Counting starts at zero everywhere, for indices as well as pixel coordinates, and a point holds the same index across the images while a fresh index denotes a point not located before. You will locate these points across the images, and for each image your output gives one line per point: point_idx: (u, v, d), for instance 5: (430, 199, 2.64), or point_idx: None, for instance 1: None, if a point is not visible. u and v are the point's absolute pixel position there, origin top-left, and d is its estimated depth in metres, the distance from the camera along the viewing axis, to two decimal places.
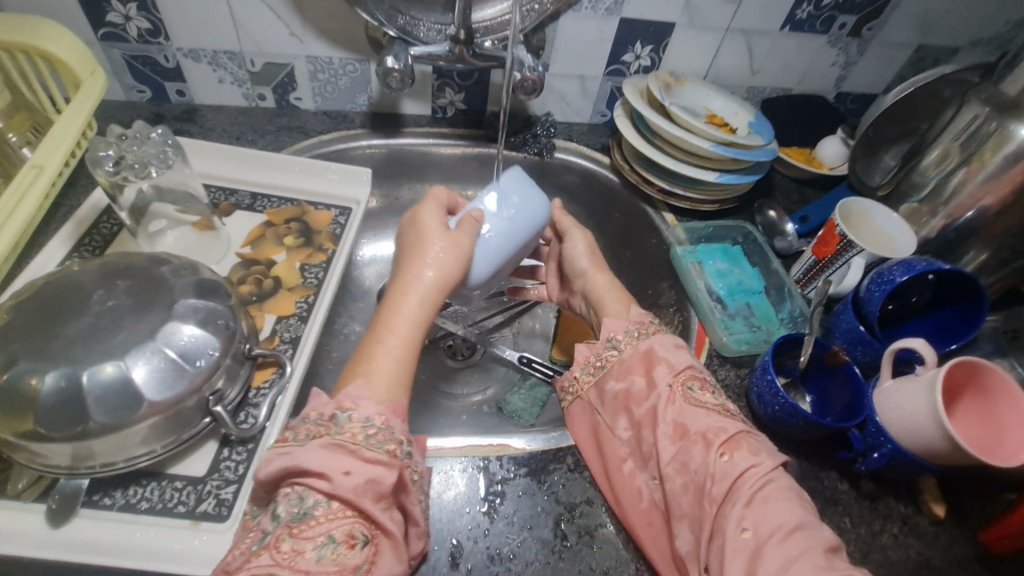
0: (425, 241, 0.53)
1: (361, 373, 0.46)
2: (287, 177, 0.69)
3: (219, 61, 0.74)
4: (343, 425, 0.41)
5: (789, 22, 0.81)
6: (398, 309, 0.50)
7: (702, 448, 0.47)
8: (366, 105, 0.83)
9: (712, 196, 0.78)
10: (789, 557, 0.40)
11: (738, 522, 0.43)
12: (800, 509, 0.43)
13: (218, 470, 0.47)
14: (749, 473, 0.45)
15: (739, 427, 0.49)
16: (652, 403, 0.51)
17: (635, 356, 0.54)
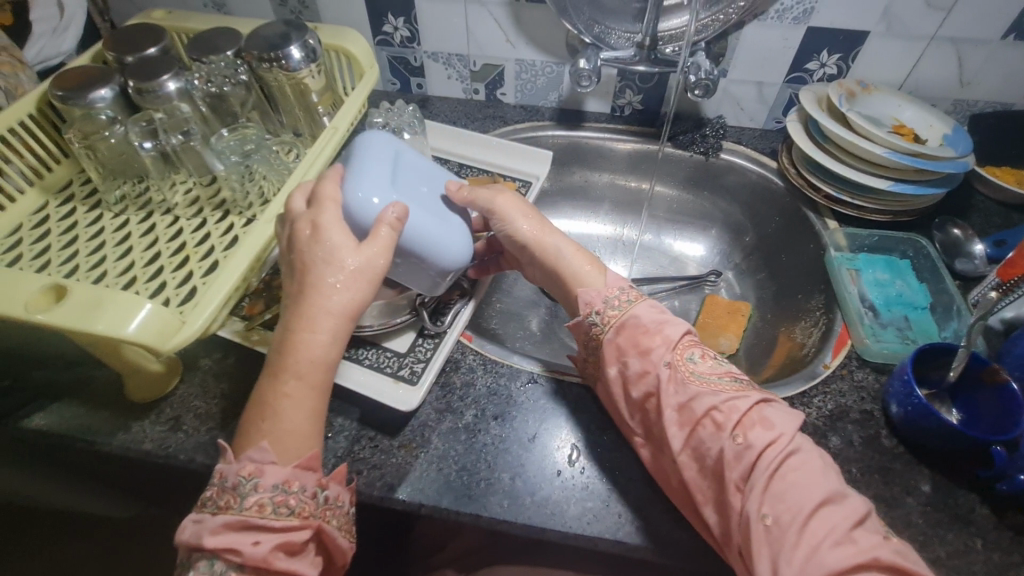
0: (322, 264, 0.51)
1: (266, 430, 0.49)
2: (487, 154, 0.86)
3: (451, 62, 0.95)
4: (248, 499, 0.46)
5: (1014, 29, 0.75)
6: (304, 343, 0.50)
7: (712, 431, 0.48)
8: (556, 102, 0.97)
9: (886, 207, 0.76)
10: (820, 541, 0.42)
11: (759, 506, 0.44)
12: (829, 483, 0.45)
13: (414, 351, 0.64)
14: (767, 451, 0.46)
15: (747, 400, 0.50)
16: (654, 386, 0.52)
17: (623, 336, 0.56)
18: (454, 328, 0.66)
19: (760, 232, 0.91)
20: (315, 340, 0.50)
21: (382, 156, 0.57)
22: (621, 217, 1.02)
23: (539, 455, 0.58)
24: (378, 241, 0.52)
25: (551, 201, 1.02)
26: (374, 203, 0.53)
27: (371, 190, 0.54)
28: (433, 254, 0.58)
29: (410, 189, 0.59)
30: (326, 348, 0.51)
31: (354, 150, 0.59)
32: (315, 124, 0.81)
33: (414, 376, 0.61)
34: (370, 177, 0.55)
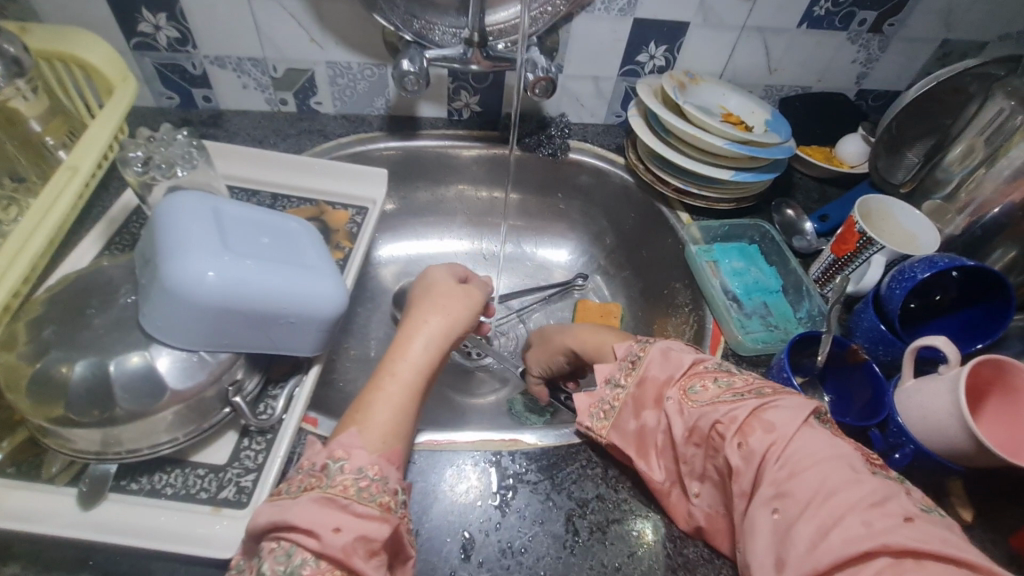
0: (434, 295, 0.58)
1: (357, 421, 0.45)
2: (306, 178, 0.71)
3: (243, 67, 0.77)
4: (333, 477, 0.40)
5: (806, 19, 0.80)
6: (405, 354, 0.51)
7: (719, 450, 0.43)
8: (384, 108, 0.84)
9: (729, 195, 0.77)
10: (825, 525, 0.36)
11: (767, 505, 0.39)
12: (834, 472, 0.38)
13: (239, 459, 0.48)
14: (769, 453, 0.40)
15: (748, 405, 0.43)
16: (666, 425, 0.47)
17: (640, 387, 0.50)
18: (290, 416, 0.51)
19: (618, 230, 0.89)
20: (415, 356, 0.51)
21: (192, 221, 0.46)
22: (476, 232, 0.95)
23: (434, 566, 0.46)
24: (476, 291, 0.60)
25: (397, 221, 0.93)
26: (212, 278, 0.43)
27: (207, 260, 0.43)
28: (301, 315, 0.48)
29: (246, 246, 0.47)
30: (422, 365, 0.51)
31: (159, 217, 0.46)
32: (45, 163, 0.59)
33: (242, 496, 0.46)
34: (186, 248, 0.43)
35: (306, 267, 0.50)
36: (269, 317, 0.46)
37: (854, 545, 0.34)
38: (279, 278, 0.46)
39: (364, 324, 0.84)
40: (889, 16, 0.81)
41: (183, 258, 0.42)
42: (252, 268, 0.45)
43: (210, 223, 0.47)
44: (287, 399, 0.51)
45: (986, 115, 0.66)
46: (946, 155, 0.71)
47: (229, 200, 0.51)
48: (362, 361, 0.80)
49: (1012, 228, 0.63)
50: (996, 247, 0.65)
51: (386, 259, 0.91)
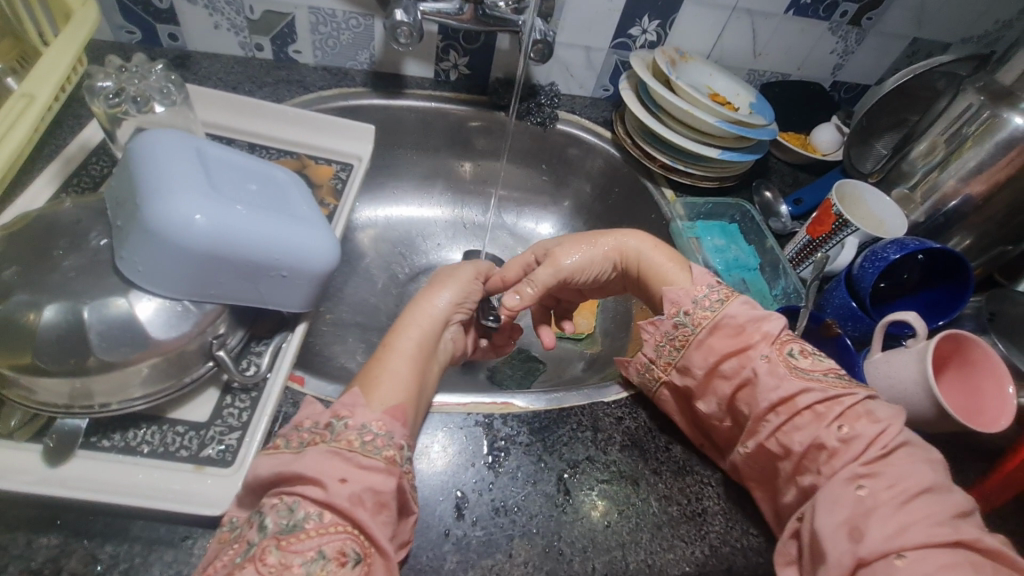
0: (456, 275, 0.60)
1: (364, 385, 0.47)
2: (286, 130, 0.67)
3: (216, 4, 0.71)
4: (338, 433, 0.42)
5: (793, 5, 0.82)
6: (399, 329, 0.53)
7: (813, 421, 0.45)
8: (367, 63, 0.80)
9: (713, 173, 0.79)
10: (909, 519, 0.38)
11: (855, 480, 0.41)
12: (930, 471, 0.41)
13: (222, 416, 0.46)
14: (875, 440, 0.43)
15: (854, 394, 0.46)
16: (750, 374, 0.48)
17: (724, 335, 0.50)
18: (276, 373, 0.49)
19: (601, 204, 0.89)
20: (411, 330, 0.54)
21: (176, 160, 0.42)
22: (457, 200, 0.93)
23: (427, 526, 0.46)
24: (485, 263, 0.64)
25: (376, 183, 0.90)
26: (201, 222, 0.40)
27: (195, 202, 0.40)
28: (293, 268, 0.45)
29: (234, 190, 0.44)
30: (420, 338, 0.53)
31: (137, 152, 0.42)
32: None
33: (226, 455, 0.44)
34: (171, 187, 0.40)
35: (299, 219, 0.47)
36: (259, 269, 0.44)
37: (943, 535, 0.37)
38: (274, 226, 0.44)
39: (341, 288, 0.81)
40: (869, 10, 0.84)
41: (169, 198, 0.39)
42: (242, 213, 0.42)
43: (196, 164, 0.43)
44: (273, 356, 0.49)
45: (954, 110, 0.66)
46: (912, 148, 0.71)
47: (213, 142, 0.47)
48: (339, 325, 0.77)
49: (971, 218, 0.67)
50: (954, 235, 0.69)
51: (363, 222, 0.88)
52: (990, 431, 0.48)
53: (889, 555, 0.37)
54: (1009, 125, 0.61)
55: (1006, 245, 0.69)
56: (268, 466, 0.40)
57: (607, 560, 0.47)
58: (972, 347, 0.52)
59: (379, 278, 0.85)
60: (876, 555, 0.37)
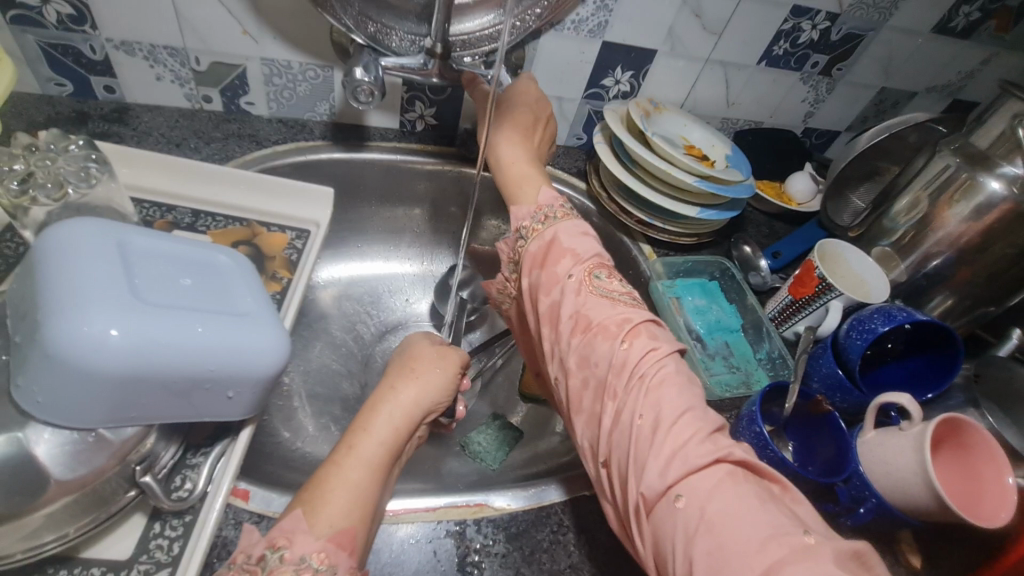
0: (416, 364, 0.55)
1: (307, 501, 0.41)
2: (234, 195, 0.61)
3: (158, 56, 0.65)
4: (271, 568, 0.37)
5: (765, 57, 0.81)
6: (366, 430, 0.48)
7: (602, 337, 0.47)
8: (327, 114, 0.75)
9: (692, 231, 0.76)
10: (678, 445, 0.40)
11: (635, 409, 0.43)
12: (692, 394, 0.44)
13: (148, 550, 0.40)
14: (644, 359, 0.45)
15: (638, 314, 0.48)
16: (557, 298, 0.51)
17: (540, 246, 0.55)
18: (216, 492, 0.42)
19: None
20: (380, 432, 0.48)
21: (88, 260, 0.36)
22: (425, 252, 0.88)
23: None
24: (452, 351, 0.58)
25: (338, 238, 0.84)
26: (116, 339, 0.34)
27: (109, 314, 0.34)
28: (240, 388, 0.41)
29: (159, 288, 0.39)
30: (386, 443, 0.48)
31: (42, 252, 0.36)
32: None
33: None
34: (81, 291, 0.34)
35: (237, 315, 0.41)
36: (188, 383, 0.38)
37: (704, 459, 0.39)
38: (210, 331, 0.38)
39: (300, 356, 0.75)
40: (839, 61, 0.84)
41: (77, 314, 0.33)
42: (166, 321, 0.36)
43: (114, 263, 0.37)
44: (211, 471, 0.43)
45: (932, 169, 0.65)
46: (892, 205, 0.70)
47: (138, 229, 0.41)
48: (296, 400, 0.71)
49: (951, 279, 0.66)
50: (936, 295, 0.68)
51: (325, 281, 0.83)
52: (989, 527, 0.46)
53: (667, 498, 0.38)
54: (986, 188, 0.60)
55: (988, 305, 0.68)
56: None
57: None
58: (970, 433, 0.50)
59: (342, 341, 0.80)
60: (654, 496, 0.39)
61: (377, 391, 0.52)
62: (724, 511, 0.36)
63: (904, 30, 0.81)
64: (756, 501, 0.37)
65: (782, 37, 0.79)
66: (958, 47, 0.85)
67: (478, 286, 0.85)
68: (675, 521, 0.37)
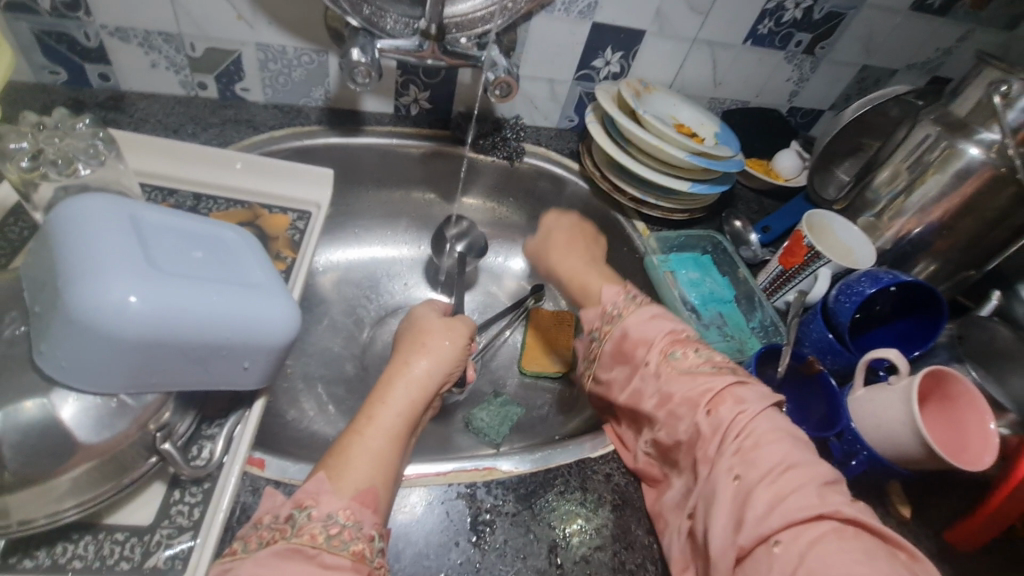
0: (426, 338, 0.57)
1: (331, 466, 0.43)
2: (234, 178, 0.62)
3: (153, 42, 0.66)
4: (299, 527, 0.38)
5: (751, 36, 0.83)
6: (384, 401, 0.49)
7: (688, 411, 0.47)
8: (322, 100, 0.76)
9: (683, 206, 0.78)
10: (777, 498, 0.39)
11: (728, 469, 0.42)
12: (795, 449, 0.42)
13: (169, 516, 0.41)
14: (734, 423, 0.45)
15: (722, 381, 0.48)
16: (637, 382, 0.52)
17: (614, 345, 0.55)
18: (232, 460, 0.43)
19: None
20: (396, 405, 0.49)
21: (102, 232, 0.37)
22: (421, 236, 0.89)
23: None
24: (458, 322, 0.60)
25: (335, 224, 0.85)
26: (136, 304, 0.35)
27: (128, 282, 0.35)
28: (256, 358, 0.42)
29: (174, 261, 0.39)
30: (403, 413, 0.49)
31: (59, 226, 0.37)
32: None
33: (176, 563, 0.39)
34: (98, 261, 0.35)
35: (249, 286, 0.42)
36: (207, 350, 0.39)
37: (802, 512, 0.38)
38: (223, 301, 0.39)
39: (302, 339, 0.76)
40: (821, 40, 0.86)
41: (98, 280, 0.34)
42: (182, 290, 0.37)
43: (130, 235, 0.38)
44: (227, 439, 0.44)
45: (913, 139, 0.67)
46: (875, 175, 0.72)
47: (148, 205, 0.42)
48: (299, 381, 0.71)
49: (933, 245, 0.69)
50: (919, 262, 0.71)
51: (324, 266, 0.84)
52: (974, 470, 0.48)
53: (765, 545, 0.38)
54: (964, 155, 0.62)
55: (968, 270, 0.71)
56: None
57: None
58: (953, 384, 0.52)
59: (343, 324, 0.80)
60: (751, 542, 0.38)
61: (389, 367, 0.54)
62: (825, 560, 0.35)
63: (883, 8, 0.84)
64: (860, 554, 0.35)
65: (767, 16, 0.81)
66: (935, 25, 0.88)
67: (472, 239, 0.87)
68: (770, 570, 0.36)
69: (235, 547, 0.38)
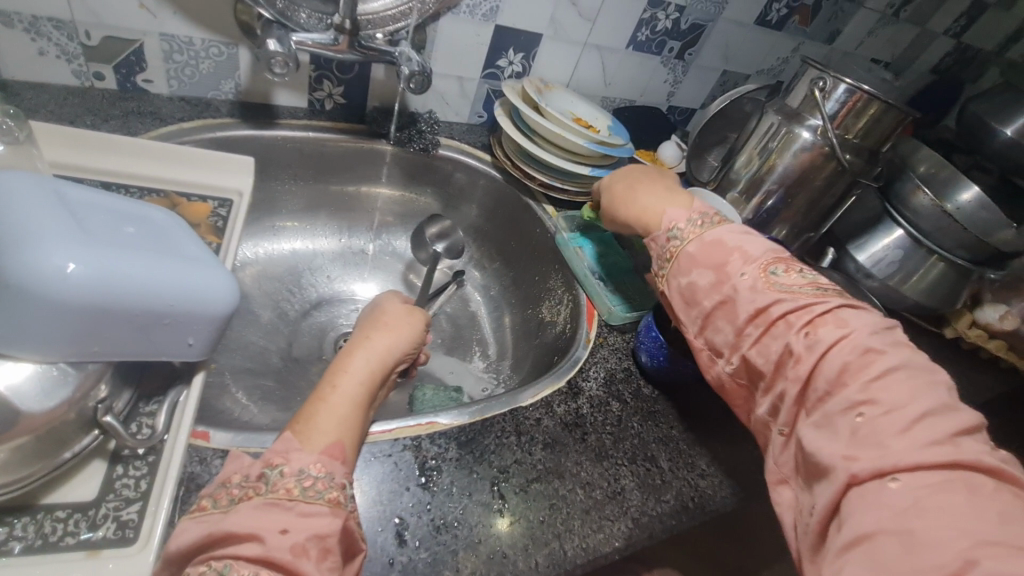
0: (387, 318, 0.59)
1: (297, 427, 0.44)
2: (149, 167, 0.61)
3: (41, 29, 0.63)
4: (274, 482, 0.39)
5: (631, 42, 0.95)
6: (345, 369, 0.50)
7: (784, 330, 0.47)
8: (232, 93, 0.76)
9: (586, 189, 0.88)
10: (912, 434, 0.37)
11: (852, 400, 0.40)
12: (929, 389, 0.40)
13: (114, 490, 0.41)
14: (835, 345, 0.44)
15: (825, 304, 0.47)
16: (727, 290, 0.51)
17: (702, 246, 0.54)
18: (175, 433, 0.44)
19: (490, 221, 0.95)
20: (357, 372, 0.50)
21: (27, 206, 0.36)
22: (343, 229, 0.92)
23: (371, 559, 0.45)
24: (420, 313, 0.63)
25: (251, 218, 0.84)
26: (75, 272, 0.35)
27: (65, 250, 0.35)
28: (197, 334, 0.44)
29: (108, 236, 0.40)
30: (365, 381, 0.50)
31: None
32: None
33: (127, 531, 0.39)
34: (30, 230, 0.35)
35: (188, 259, 0.44)
36: (149, 317, 0.40)
37: (935, 456, 0.36)
38: (164, 274, 0.40)
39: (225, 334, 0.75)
40: (689, 47, 1.01)
41: (34, 247, 0.34)
42: (124, 261, 0.38)
43: (58, 209, 0.38)
44: (169, 414, 0.44)
45: (762, 127, 0.81)
46: (735, 161, 0.86)
47: (69, 182, 0.41)
48: (227, 375, 0.70)
49: (784, 213, 0.84)
50: (775, 228, 0.86)
51: (243, 261, 0.83)
52: None
53: (881, 481, 0.36)
54: (799, 137, 0.77)
55: (810, 233, 0.88)
56: (195, 530, 0.37)
57: (547, 553, 0.49)
58: None
59: (267, 318, 0.80)
60: (865, 474, 0.37)
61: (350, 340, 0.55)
62: (943, 507, 0.33)
63: (734, 22, 1.00)
64: (998, 514, 0.32)
65: (644, 25, 0.93)
66: (774, 37, 1.06)
67: (452, 240, 0.94)
68: (883, 505, 0.35)
69: (198, 505, 0.39)
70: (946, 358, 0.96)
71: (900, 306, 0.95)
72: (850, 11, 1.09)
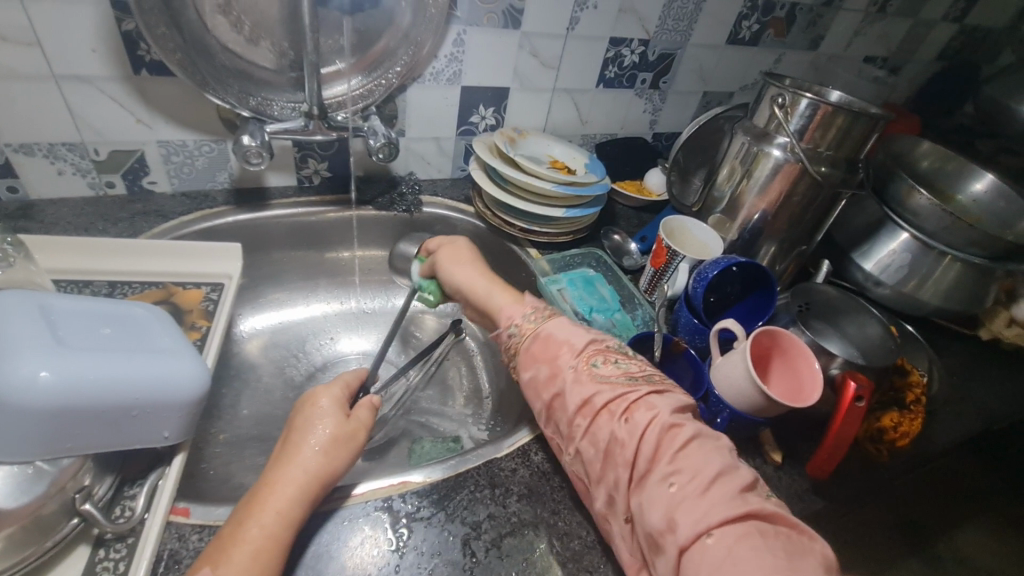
0: (315, 423, 0.55)
1: (211, 565, 0.42)
2: (148, 262, 0.68)
3: (57, 153, 0.72)
4: None
5: (601, 80, 0.97)
6: (270, 495, 0.47)
7: (605, 416, 0.50)
8: (227, 181, 0.84)
9: (566, 229, 0.90)
10: (714, 501, 0.43)
11: (664, 477, 0.45)
12: (720, 456, 0.46)
13: (95, 573, 0.44)
14: (649, 424, 0.48)
15: (636, 391, 0.51)
16: (559, 388, 0.54)
17: (537, 342, 0.58)
18: (154, 514, 0.47)
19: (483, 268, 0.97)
20: (280, 498, 0.47)
21: (10, 323, 0.41)
22: (342, 291, 0.97)
23: None
24: (356, 421, 0.57)
25: (256, 292, 0.91)
26: (47, 378, 0.40)
27: (37, 360, 0.40)
28: (170, 425, 0.48)
29: (85, 340, 0.45)
30: (287, 510, 0.47)
31: None
32: None
33: None
34: (6, 345, 0.40)
35: (160, 352, 0.49)
36: (117, 412, 0.44)
37: (737, 514, 0.42)
38: (133, 371, 0.45)
39: (231, 408, 0.79)
40: (662, 76, 1.02)
41: (8, 361, 0.39)
42: (94, 363, 0.43)
43: (39, 323, 0.43)
44: (148, 497, 0.48)
45: (735, 147, 0.80)
46: (717, 177, 0.85)
47: (55, 294, 0.47)
48: (234, 443, 0.75)
49: (770, 230, 0.82)
50: (763, 246, 0.84)
51: (250, 333, 0.89)
52: (809, 405, 0.58)
53: (700, 540, 0.41)
54: (770, 155, 0.75)
55: (803, 245, 0.85)
56: None
57: None
58: (784, 339, 0.63)
59: (275, 387, 0.84)
60: (687, 541, 0.41)
61: (272, 458, 0.52)
62: (747, 561, 0.39)
63: (705, 45, 1.00)
64: (786, 559, 0.39)
65: (610, 63, 0.95)
66: (752, 52, 1.05)
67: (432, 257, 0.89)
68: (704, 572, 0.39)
69: None
70: (984, 363, 0.88)
71: (922, 312, 0.89)
72: (829, 14, 1.06)
